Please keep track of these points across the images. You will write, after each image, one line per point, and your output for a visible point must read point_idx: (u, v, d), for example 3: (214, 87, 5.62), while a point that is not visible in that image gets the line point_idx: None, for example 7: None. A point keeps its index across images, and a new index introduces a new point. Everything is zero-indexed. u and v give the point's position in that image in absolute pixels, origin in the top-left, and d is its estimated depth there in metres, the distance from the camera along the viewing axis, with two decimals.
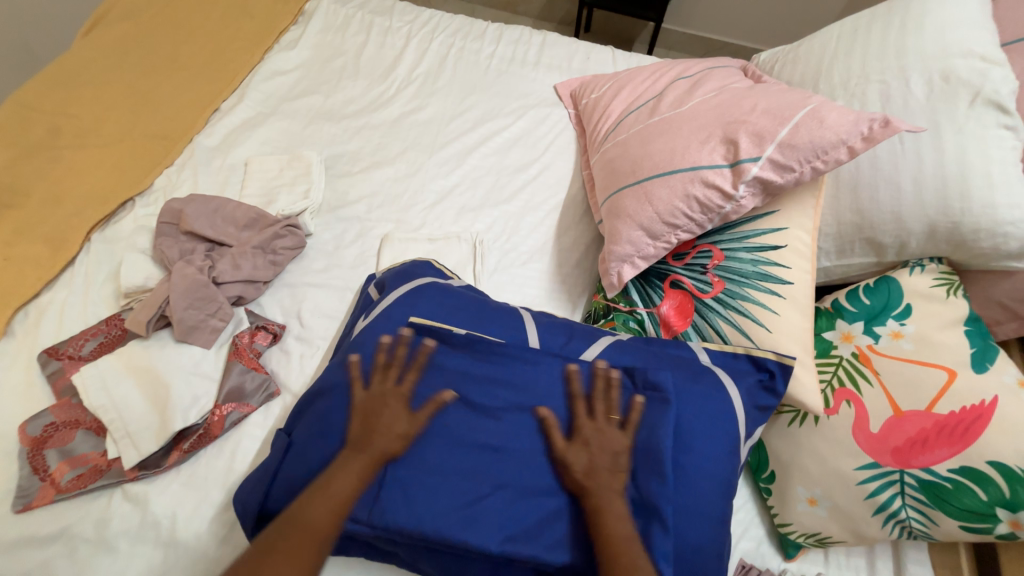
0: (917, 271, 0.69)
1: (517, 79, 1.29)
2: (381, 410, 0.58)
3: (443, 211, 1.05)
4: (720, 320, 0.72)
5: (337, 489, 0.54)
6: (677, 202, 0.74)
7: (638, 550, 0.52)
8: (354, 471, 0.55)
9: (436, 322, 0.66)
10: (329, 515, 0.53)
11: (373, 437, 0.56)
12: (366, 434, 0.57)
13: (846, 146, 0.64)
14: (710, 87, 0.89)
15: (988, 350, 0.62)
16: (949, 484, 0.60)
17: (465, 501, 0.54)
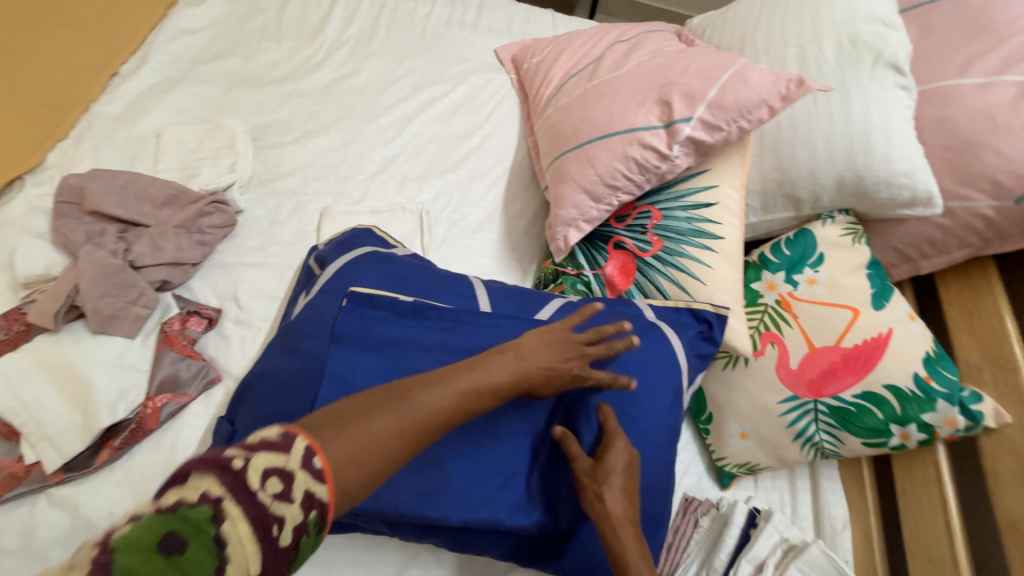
0: (829, 223, 0.76)
1: (456, 42, 1.24)
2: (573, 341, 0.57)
3: (385, 181, 1.01)
4: (660, 277, 0.76)
5: (466, 385, 0.48)
6: (617, 165, 0.75)
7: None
8: (501, 375, 0.51)
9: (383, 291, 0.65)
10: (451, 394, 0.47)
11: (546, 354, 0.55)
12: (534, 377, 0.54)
13: (766, 106, 0.68)
14: (646, 50, 0.90)
15: (886, 290, 0.71)
16: (853, 408, 0.69)
17: (425, 473, 0.54)
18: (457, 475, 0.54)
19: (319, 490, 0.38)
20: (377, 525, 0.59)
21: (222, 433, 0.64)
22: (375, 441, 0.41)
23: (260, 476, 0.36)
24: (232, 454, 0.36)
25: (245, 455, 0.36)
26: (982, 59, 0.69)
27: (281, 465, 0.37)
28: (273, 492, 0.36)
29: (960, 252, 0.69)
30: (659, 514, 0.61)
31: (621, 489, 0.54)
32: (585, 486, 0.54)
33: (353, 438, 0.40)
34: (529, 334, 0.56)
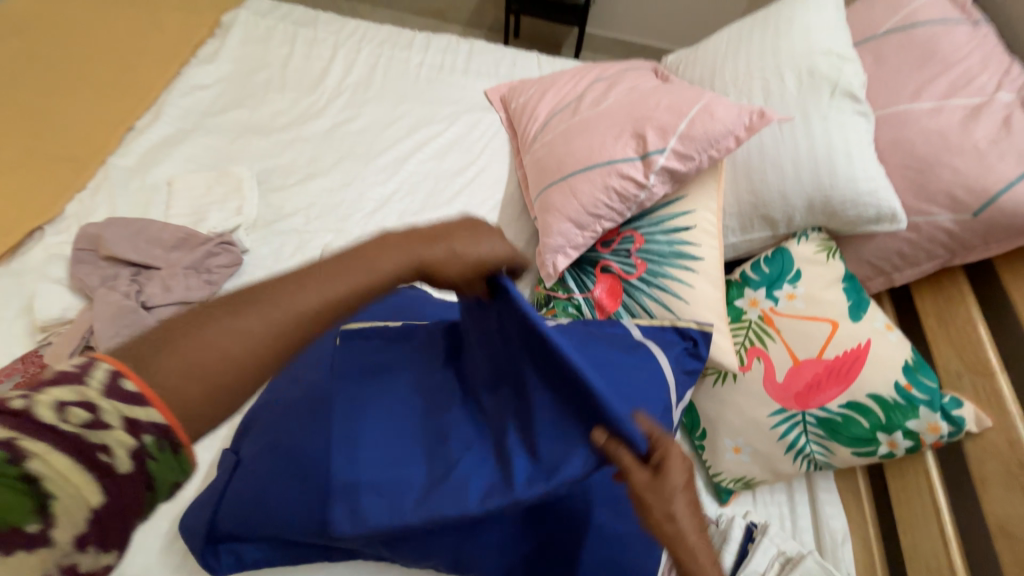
0: (803, 240, 0.80)
1: (448, 86, 1.32)
2: (458, 236, 0.57)
3: (383, 217, 1.06)
4: (646, 298, 0.79)
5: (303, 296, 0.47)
6: (598, 194, 0.80)
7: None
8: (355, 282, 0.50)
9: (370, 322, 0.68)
10: (316, 295, 0.48)
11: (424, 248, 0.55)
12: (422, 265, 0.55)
13: (733, 136, 0.74)
14: (623, 88, 0.97)
15: (862, 301, 0.74)
16: (840, 417, 0.71)
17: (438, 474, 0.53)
18: (465, 461, 0.53)
19: (142, 413, 0.38)
20: (380, 549, 0.60)
21: (226, 463, 0.65)
22: (213, 356, 0.43)
23: (51, 410, 0.36)
24: (7, 398, 0.36)
25: (26, 394, 0.36)
26: (931, 85, 0.75)
27: (72, 396, 0.37)
28: (79, 422, 0.36)
29: (930, 264, 0.73)
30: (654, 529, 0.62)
31: (686, 493, 0.49)
32: (651, 503, 0.49)
33: (179, 356, 0.41)
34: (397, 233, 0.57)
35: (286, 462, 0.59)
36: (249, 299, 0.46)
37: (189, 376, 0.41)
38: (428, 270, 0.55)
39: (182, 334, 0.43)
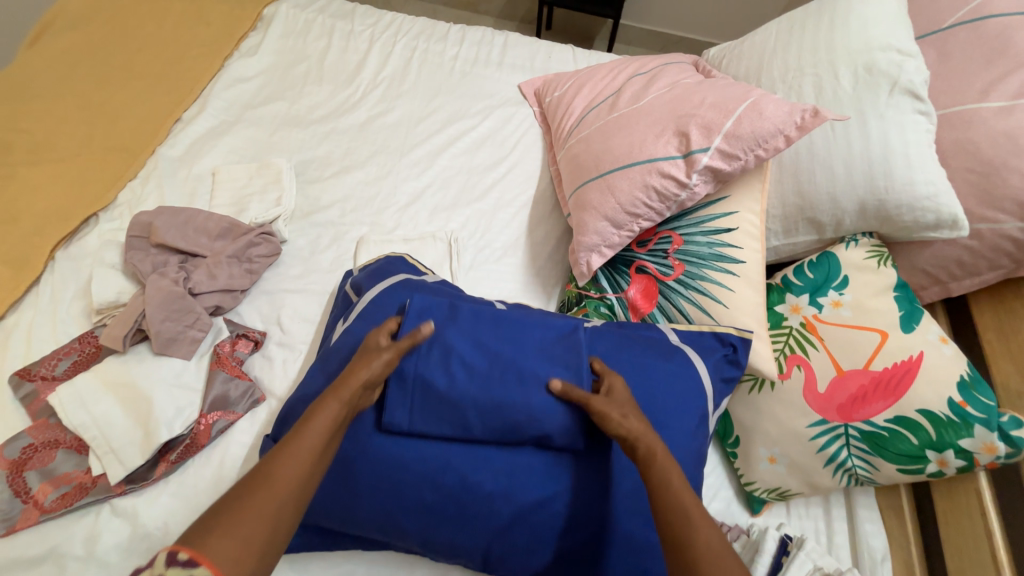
0: (852, 245, 0.77)
1: (481, 79, 1.32)
2: (361, 358, 0.60)
3: (417, 211, 1.08)
4: (682, 300, 0.78)
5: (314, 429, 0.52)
6: (637, 193, 0.79)
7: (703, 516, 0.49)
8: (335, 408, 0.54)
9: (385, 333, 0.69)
10: (337, 406, 0.54)
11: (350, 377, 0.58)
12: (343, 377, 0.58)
13: (782, 135, 0.70)
14: (663, 83, 0.94)
15: (915, 311, 0.70)
16: (886, 432, 0.68)
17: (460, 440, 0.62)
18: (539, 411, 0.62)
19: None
20: (412, 545, 0.62)
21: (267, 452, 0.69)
22: (265, 521, 0.44)
23: None
24: None
25: None
26: (1004, 82, 0.68)
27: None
28: None
29: (992, 274, 0.69)
30: None
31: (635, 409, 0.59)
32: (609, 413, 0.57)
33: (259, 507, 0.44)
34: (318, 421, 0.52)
35: None
36: (247, 484, 0.45)
37: (255, 544, 0.43)
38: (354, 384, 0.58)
39: (228, 506, 0.44)
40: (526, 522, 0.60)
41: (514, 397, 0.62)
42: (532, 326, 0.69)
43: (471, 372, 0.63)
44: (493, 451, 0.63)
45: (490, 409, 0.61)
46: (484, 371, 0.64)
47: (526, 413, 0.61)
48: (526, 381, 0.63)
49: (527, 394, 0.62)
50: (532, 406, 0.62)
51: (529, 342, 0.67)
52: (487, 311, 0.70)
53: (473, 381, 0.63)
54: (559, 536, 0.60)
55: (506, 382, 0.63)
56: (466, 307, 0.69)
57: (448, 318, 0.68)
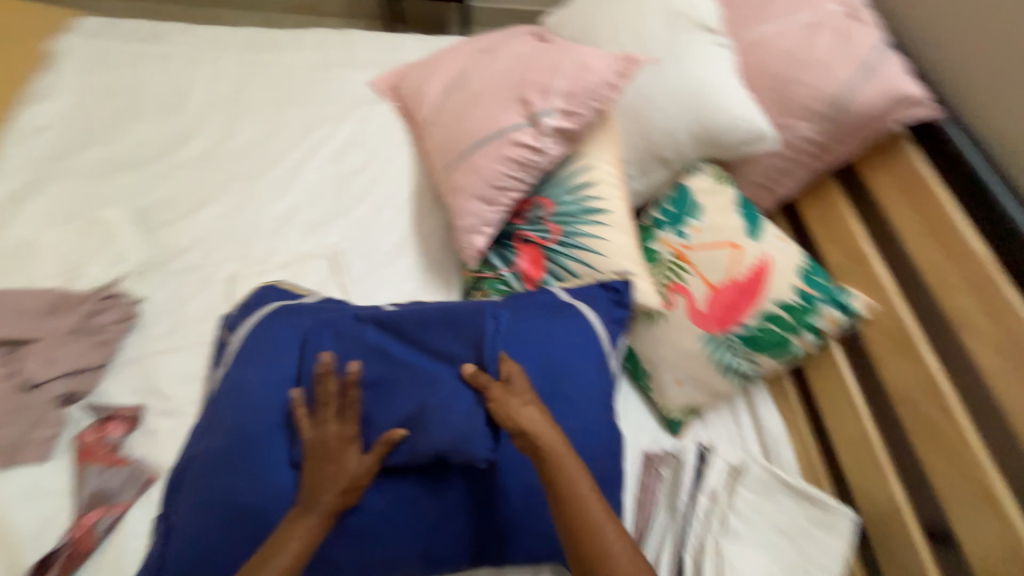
0: (697, 174, 0.84)
1: (331, 83, 1.25)
2: (326, 460, 0.59)
3: (290, 233, 1.00)
4: (565, 259, 0.81)
5: (283, 553, 0.53)
6: (497, 166, 0.80)
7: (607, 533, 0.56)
8: (304, 528, 0.55)
9: (266, 370, 0.65)
10: (305, 527, 0.55)
11: (320, 490, 0.57)
12: (312, 487, 0.57)
13: (609, 84, 0.75)
14: (503, 56, 0.96)
15: (757, 220, 0.79)
16: (758, 331, 0.76)
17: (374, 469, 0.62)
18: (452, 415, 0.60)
19: None
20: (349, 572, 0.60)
21: (160, 532, 0.61)
22: None
23: None
24: None
25: None
26: (777, 9, 0.79)
27: None
28: None
29: (806, 173, 0.80)
30: (609, 476, 0.65)
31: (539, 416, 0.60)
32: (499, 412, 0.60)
33: None
34: (288, 546, 0.54)
35: (230, 515, 0.58)
36: None
37: None
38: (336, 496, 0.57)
39: None
40: (460, 507, 0.61)
41: (428, 412, 0.60)
42: (443, 327, 0.66)
43: (382, 389, 0.63)
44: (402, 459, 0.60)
45: (413, 423, 0.61)
46: (396, 382, 0.64)
47: (443, 430, 0.59)
48: (431, 388, 0.62)
49: (429, 392, 0.62)
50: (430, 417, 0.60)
51: (436, 345, 0.66)
52: (372, 321, 0.68)
53: (388, 398, 0.63)
54: (492, 513, 0.62)
55: (421, 398, 0.62)
56: (366, 322, 0.67)
57: (333, 339, 0.67)
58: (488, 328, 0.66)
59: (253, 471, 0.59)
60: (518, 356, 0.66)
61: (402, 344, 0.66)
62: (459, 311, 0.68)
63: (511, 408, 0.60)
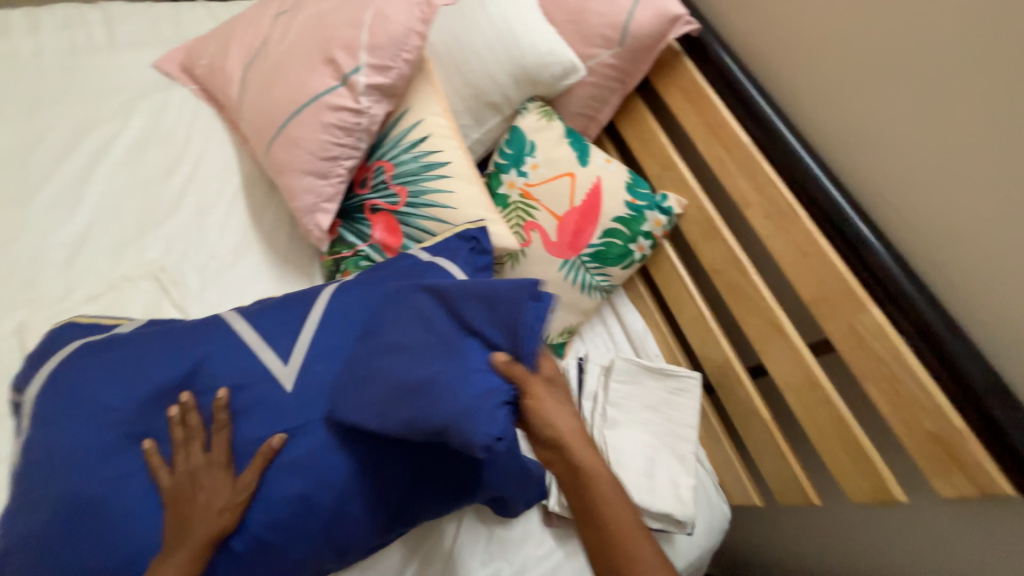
0: (526, 113, 0.88)
1: (101, 73, 1.04)
2: (195, 490, 0.55)
3: (90, 259, 0.83)
4: (418, 219, 0.80)
5: None
6: (320, 136, 0.74)
7: (642, 544, 0.58)
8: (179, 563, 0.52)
9: (89, 417, 0.57)
10: (180, 563, 0.52)
11: (191, 520, 0.54)
12: (182, 519, 0.54)
13: (415, 33, 0.72)
14: (303, 14, 0.87)
15: (585, 148, 0.86)
16: (603, 247, 0.85)
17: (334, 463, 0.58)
18: (461, 390, 0.50)
19: None
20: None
21: None
22: None
23: None
24: None
25: None
26: None
27: None
28: None
29: (615, 97, 0.89)
30: None
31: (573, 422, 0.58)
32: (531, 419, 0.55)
33: None
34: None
35: None
36: None
37: None
38: (213, 522, 0.54)
39: None
40: (351, 492, 0.58)
41: (438, 391, 0.51)
42: (484, 304, 0.54)
43: (410, 357, 0.54)
44: (274, 463, 0.57)
45: (424, 396, 0.51)
46: (422, 348, 0.55)
47: (451, 402, 0.50)
48: (455, 362, 0.52)
49: (295, 388, 0.60)
50: (437, 392, 0.51)
51: (472, 317, 0.55)
52: (213, 330, 0.63)
53: (411, 366, 0.54)
54: (388, 484, 0.59)
55: (445, 368, 0.52)
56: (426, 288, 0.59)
57: (167, 361, 0.60)
58: (528, 317, 0.53)
59: (105, 526, 0.53)
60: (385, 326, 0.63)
61: (444, 308, 0.56)
62: (505, 285, 0.55)
63: (541, 400, 0.55)
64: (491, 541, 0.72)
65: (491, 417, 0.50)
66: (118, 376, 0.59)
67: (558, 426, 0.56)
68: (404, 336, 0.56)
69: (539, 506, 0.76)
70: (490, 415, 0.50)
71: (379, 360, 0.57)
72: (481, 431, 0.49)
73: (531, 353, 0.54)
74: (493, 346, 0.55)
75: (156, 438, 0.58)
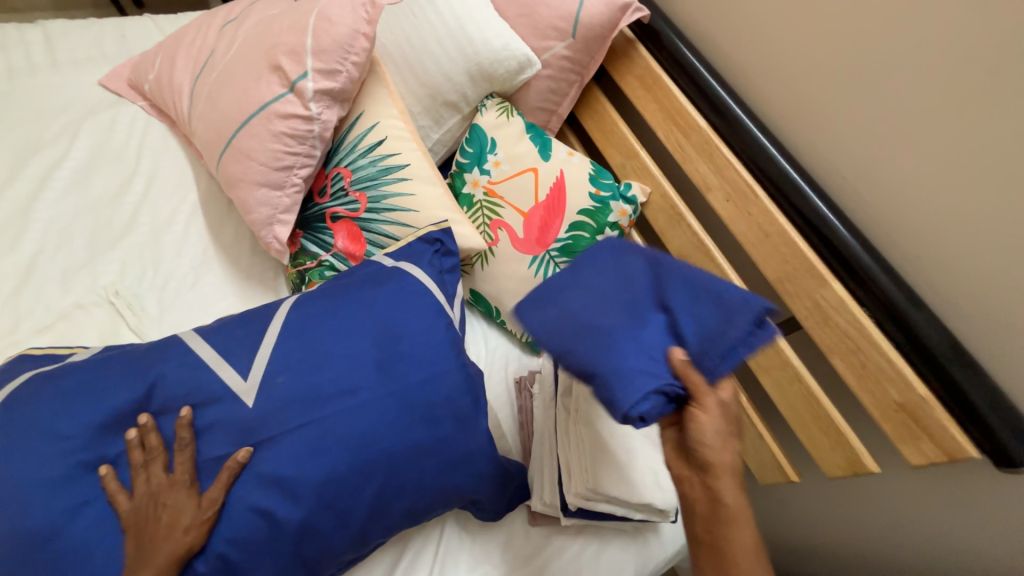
0: (485, 111, 0.87)
1: (42, 94, 1.00)
2: (157, 512, 0.53)
3: (39, 288, 0.80)
4: (380, 225, 0.79)
5: None
6: (271, 146, 0.72)
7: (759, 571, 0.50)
8: None
9: (35, 450, 0.53)
10: None
11: (154, 544, 0.52)
12: (143, 543, 0.52)
13: (362, 35, 0.70)
14: (249, 22, 0.85)
15: (546, 142, 0.85)
16: (570, 240, 0.83)
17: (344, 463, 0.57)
18: (632, 359, 0.52)
19: None
20: None
21: None
22: None
23: None
24: None
25: None
26: None
27: None
28: None
29: (574, 89, 0.88)
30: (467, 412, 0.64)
31: (724, 433, 0.53)
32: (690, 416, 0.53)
33: None
34: None
35: None
36: None
37: None
38: (176, 544, 0.52)
39: None
40: (321, 505, 0.56)
41: (613, 349, 0.52)
42: (692, 298, 0.55)
43: (598, 301, 0.56)
44: (244, 480, 0.56)
45: (595, 338, 0.53)
46: (614, 300, 0.56)
47: (624, 359, 0.51)
48: (646, 333, 0.54)
49: (257, 402, 0.58)
50: (615, 348, 0.52)
51: (677, 304, 0.55)
52: (168, 350, 0.61)
53: (598, 308, 0.56)
54: (359, 496, 0.58)
55: (636, 327, 0.54)
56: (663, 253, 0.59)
57: (121, 385, 0.58)
58: (738, 333, 0.52)
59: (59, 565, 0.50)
60: (350, 334, 0.63)
61: (650, 277, 0.58)
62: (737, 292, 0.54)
63: (702, 422, 0.52)
64: (475, 547, 0.72)
65: (646, 391, 0.50)
66: (67, 404, 0.56)
67: (713, 436, 0.52)
68: (616, 264, 0.59)
69: (523, 506, 0.76)
70: (651, 389, 0.50)
71: (599, 266, 0.59)
72: (630, 398, 0.49)
73: (720, 367, 0.53)
74: (680, 342, 0.54)
75: (113, 463, 0.56)
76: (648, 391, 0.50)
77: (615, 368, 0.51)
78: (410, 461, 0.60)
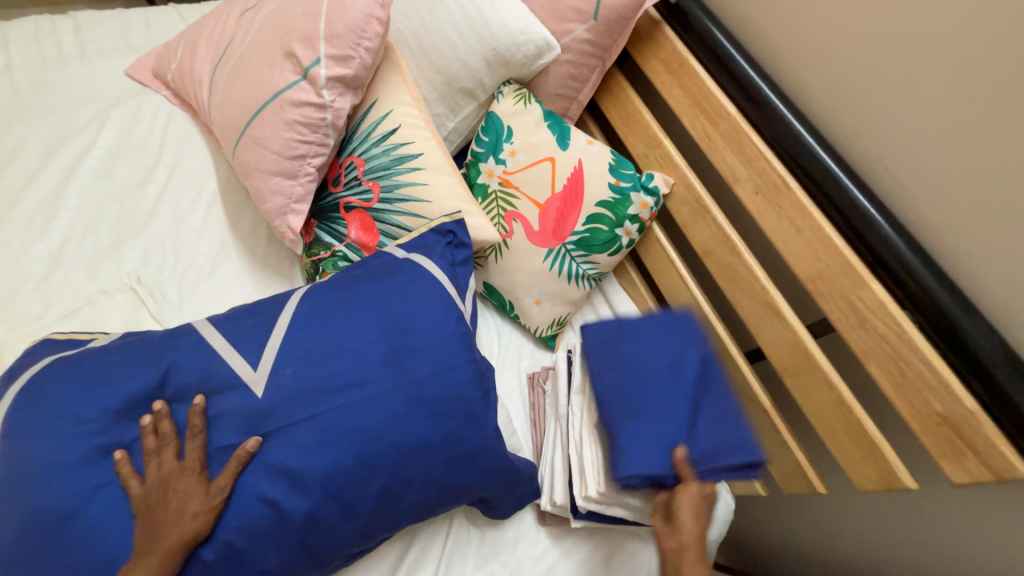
0: (502, 98, 0.83)
1: (72, 85, 1.02)
2: (167, 497, 0.54)
3: (67, 274, 0.82)
4: (393, 215, 0.77)
5: None
6: (284, 134, 0.72)
7: None
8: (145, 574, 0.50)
9: (54, 431, 0.55)
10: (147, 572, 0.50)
11: (163, 528, 0.52)
12: (153, 526, 0.52)
13: (374, 19, 0.68)
14: (265, 9, 0.84)
15: (564, 131, 0.82)
16: (587, 233, 0.81)
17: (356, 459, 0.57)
18: (641, 438, 0.60)
19: None
20: None
21: None
22: None
23: None
24: None
25: None
26: None
27: None
28: None
29: (595, 74, 0.84)
30: (475, 410, 0.62)
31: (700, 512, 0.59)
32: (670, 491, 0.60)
33: None
34: None
35: None
36: None
37: None
38: (183, 529, 0.53)
39: None
40: (326, 497, 0.56)
41: (634, 423, 0.62)
42: (717, 421, 0.62)
43: (645, 376, 0.64)
44: (251, 470, 0.56)
45: (628, 403, 0.63)
46: (658, 377, 0.64)
47: (636, 435, 0.61)
48: (673, 418, 0.61)
49: (266, 393, 0.58)
50: (635, 425, 0.61)
51: (701, 407, 0.63)
52: (183, 338, 0.61)
53: (640, 376, 0.64)
54: (365, 489, 0.57)
55: (662, 410, 0.62)
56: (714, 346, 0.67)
57: (137, 372, 0.59)
58: (727, 463, 0.60)
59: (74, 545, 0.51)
60: (359, 325, 0.62)
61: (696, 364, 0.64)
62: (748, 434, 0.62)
63: (685, 509, 0.59)
64: (484, 543, 0.71)
65: (638, 474, 0.59)
66: (86, 389, 0.57)
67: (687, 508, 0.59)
68: (671, 341, 0.65)
69: (532, 504, 0.75)
70: (643, 473, 0.59)
71: (655, 341, 0.66)
72: (629, 475, 0.59)
73: (705, 474, 0.60)
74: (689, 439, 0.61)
75: (128, 448, 0.57)
76: (644, 472, 0.58)
77: (624, 439, 0.61)
78: (417, 456, 0.59)
